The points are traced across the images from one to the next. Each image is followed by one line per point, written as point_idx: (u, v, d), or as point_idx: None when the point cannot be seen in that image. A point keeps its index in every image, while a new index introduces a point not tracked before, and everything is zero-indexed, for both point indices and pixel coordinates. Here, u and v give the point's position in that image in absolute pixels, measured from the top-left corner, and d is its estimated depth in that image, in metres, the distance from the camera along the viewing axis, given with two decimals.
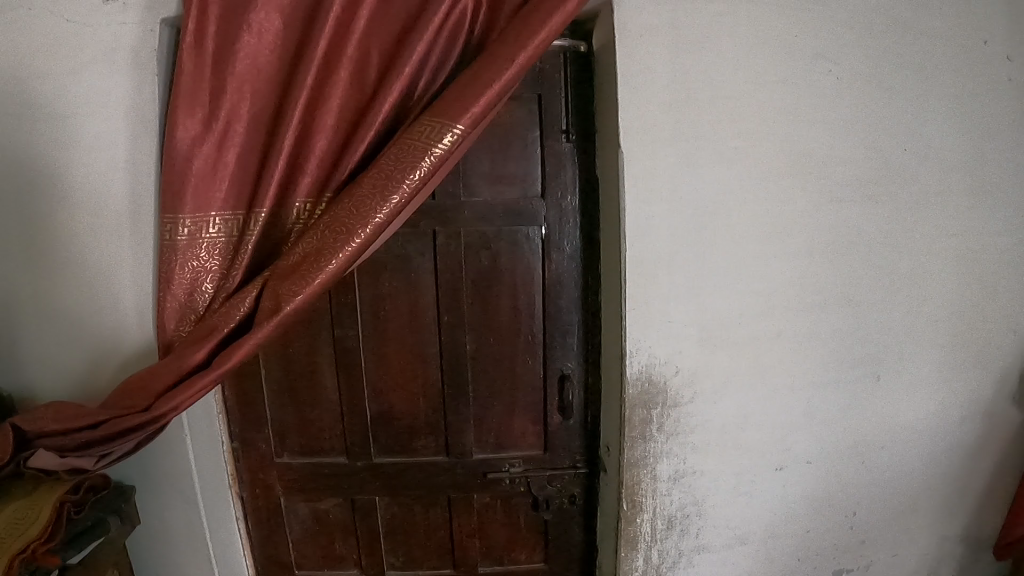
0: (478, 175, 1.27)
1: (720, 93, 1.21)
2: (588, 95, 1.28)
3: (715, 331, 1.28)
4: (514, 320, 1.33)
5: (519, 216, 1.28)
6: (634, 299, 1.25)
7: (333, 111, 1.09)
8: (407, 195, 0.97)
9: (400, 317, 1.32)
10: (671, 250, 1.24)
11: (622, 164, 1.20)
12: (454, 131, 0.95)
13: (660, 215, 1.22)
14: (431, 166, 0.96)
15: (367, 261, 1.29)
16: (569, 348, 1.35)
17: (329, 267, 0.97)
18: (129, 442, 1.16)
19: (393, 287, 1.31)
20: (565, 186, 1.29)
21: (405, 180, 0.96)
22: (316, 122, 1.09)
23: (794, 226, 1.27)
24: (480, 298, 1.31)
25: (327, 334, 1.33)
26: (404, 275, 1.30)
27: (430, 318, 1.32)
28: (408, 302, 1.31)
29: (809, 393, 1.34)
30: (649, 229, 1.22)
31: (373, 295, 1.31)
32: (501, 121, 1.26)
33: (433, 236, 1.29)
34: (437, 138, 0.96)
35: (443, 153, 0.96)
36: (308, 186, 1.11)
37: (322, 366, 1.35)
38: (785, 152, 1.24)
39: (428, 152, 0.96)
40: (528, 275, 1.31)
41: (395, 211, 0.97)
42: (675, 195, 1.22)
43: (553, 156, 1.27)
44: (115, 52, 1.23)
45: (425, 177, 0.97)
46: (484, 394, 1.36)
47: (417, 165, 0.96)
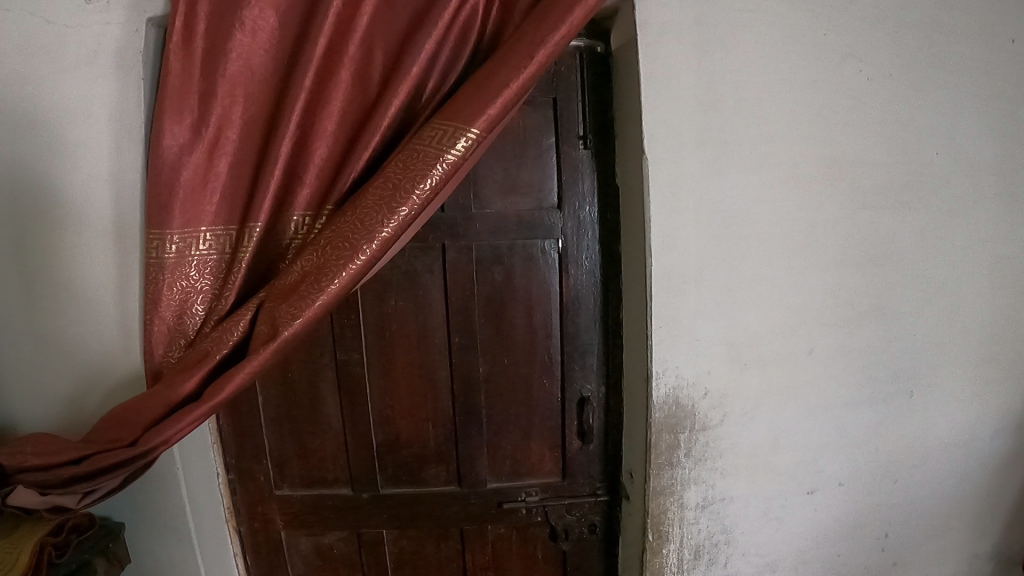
0: (490, 184, 1.18)
1: (747, 95, 1.12)
2: (606, 98, 1.18)
3: (743, 349, 1.19)
4: (530, 340, 1.23)
5: (535, 229, 1.19)
6: (660, 317, 1.15)
7: (333, 117, 1.00)
8: (418, 207, 0.87)
9: (407, 338, 1.22)
10: (698, 262, 1.15)
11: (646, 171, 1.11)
12: (469, 135, 0.86)
13: (685, 225, 1.13)
14: (444, 175, 0.86)
15: (371, 278, 1.19)
16: (590, 370, 1.26)
17: (332, 287, 0.88)
18: (114, 479, 1.07)
19: (399, 305, 1.20)
20: (584, 197, 1.19)
21: (415, 190, 0.86)
22: (317, 128, 1.00)
23: (826, 234, 1.18)
24: (494, 318, 1.22)
25: (329, 358, 1.24)
26: (412, 293, 1.20)
27: (441, 340, 1.22)
28: (416, 322, 1.21)
29: (843, 411, 1.25)
30: (675, 240, 1.13)
31: (379, 315, 1.21)
32: (515, 127, 1.17)
33: (442, 250, 1.19)
34: (450, 142, 0.86)
35: (457, 160, 0.86)
36: (307, 197, 1.02)
37: (324, 391, 1.26)
38: (818, 155, 1.16)
39: (440, 159, 0.86)
40: (544, 292, 1.22)
41: (404, 224, 0.87)
42: (701, 205, 1.13)
43: (570, 164, 1.18)
44: (100, 54, 1.15)
45: (436, 189, 0.87)
46: (499, 420, 1.26)
47: (428, 174, 0.86)
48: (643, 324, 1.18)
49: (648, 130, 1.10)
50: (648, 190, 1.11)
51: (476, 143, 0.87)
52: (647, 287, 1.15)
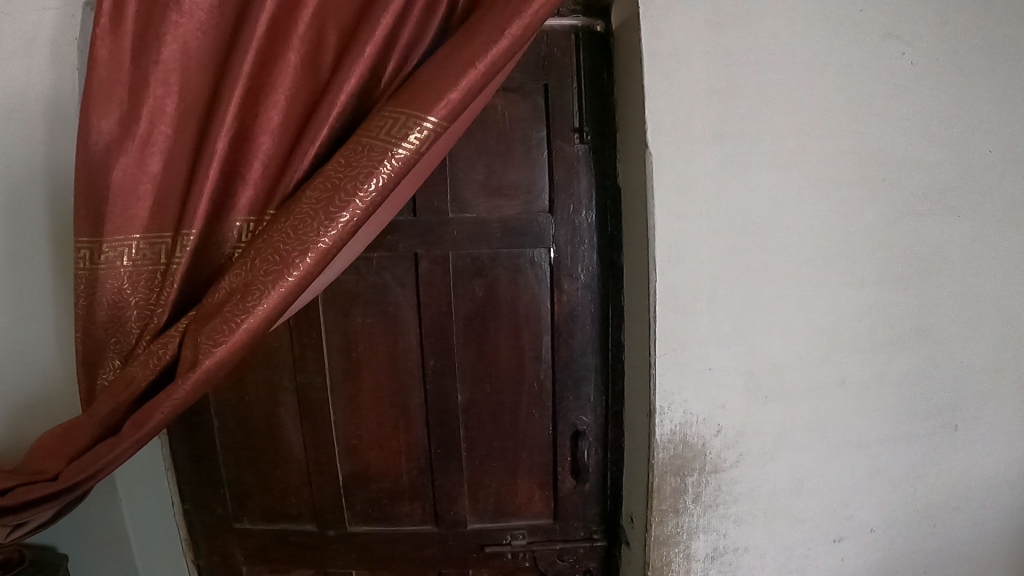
0: (471, 185, 1.01)
1: (769, 81, 0.95)
2: (606, 85, 1.01)
3: (760, 379, 1.02)
4: (516, 366, 1.06)
5: (522, 236, 1.02)
6: (667, 342, 0.97)
7: (278, 107, 0.86)
8: (364, 213, 0.72)
9: (376, 361, 1.06)
10: (711, 276, 0.97)
11: (649, 169, 0.94)
12: (425, 124, 0.70)
13: (697, 234, 0.95)
14: (395, 173, 0.71)
15: (333, 291, 1.04)
16: (588, 401, 1.08)
17: (259, 307, 0.72)
18: (44, 512, 0.91)
19: (366, 322, 1.05)
20: (581, 201, 1.02)
21: (360, 191, 0.71)
22: (260, 121, 0.85)
23: (862, 245, 1.01)
24: (475, 338, 1.05)
25: (289, 381, 1.09)
26: (380, 309, 1.04)
27: (414, 363, 1.06)
28: (386, 342, 1.05)
29: (877, 449, 1.08)
30: (685, 251, 0.95)
31: (344, 334, 1.05)
32: (499, 118, 1.00)
33: (415, 259, 1.02)
34: (402, 134, 0.70)
35: (411, 155, 0.71)
36: (247, 200, 0.87)
37: (283, 416, 1.11)
38: (853, 155, 0.99)
39: (389, 154, 0.71)
40: (533, 310, 1.04)
41: (347, 233, 0.72)
42: (716, 210, 0.96)
43: (564, 162, 1.01)
44: (32, 43, 1.01)
45: (385, 191, 0.72)
46: (481, 453, 1.10)
47: (375, 173, 0.70)
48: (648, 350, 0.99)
49: (652, 121, 0.93)
50: (652, 193, 0.94)
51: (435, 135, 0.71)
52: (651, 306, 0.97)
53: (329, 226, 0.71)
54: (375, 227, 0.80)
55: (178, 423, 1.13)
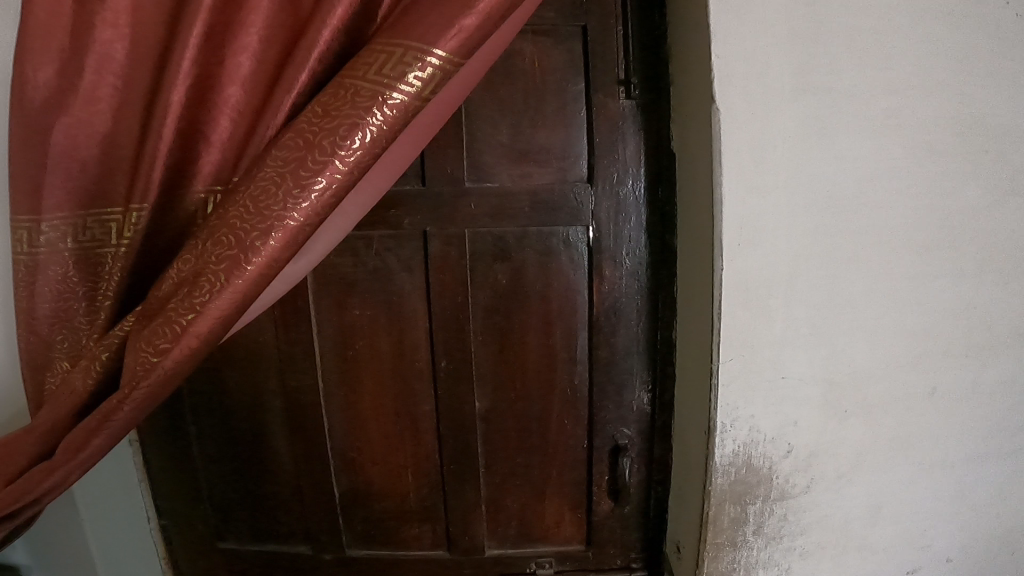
0: (492, 148, 0.79)
1: (860, 25, 0.74)
2: (660, 28, 0.78)
3: (838, 391, 0.83)
4: (546, 371, 0.86)
5: (555, 212, 0.80)
6: (733, 347, 0.78)
7: (249, 52, 0.68)
8: (346, 178, 0.53)
9: (377, 364, 0.85)
10: (786, 266, 0.76)
11: (715, 133, 0.72)
12: (428, 60, 0.52)
13: (770, 214, 0.74)
14: (388, 126, 0.53)
15: (326, 278, 0.82)
16: (636, 396, 0.88)
17: (210, 305, 0.54)
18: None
19: (366, 317, 0.83)
20: (629, 172, 0.80)
21: (340, 149, 0.52)
22: (226, 69, 0.68)
23: (960, 230, 0.81)
24: (497, 336, 0.84)
25: (276, 382, 0.91)
26: (383, 299, 0.82)
27: (423, 364, 0.84)
28: (390, 341, 0.84)
29: (963, 469, 0.88)
30: (758, 233, 0.75)
31: (338, 329, 0.84)
32: (527, 67, 0.78)
33: (424, 238, 0.80)
34: (398, 72, 0.52)
35: (411, 101, 0.53)
36: (208, 169, 0.69)
37: (271, 425, 0.93)
38: (952, 119, 0.78)
39: (380, 98, 0.52)
40: (567, 304, 0.83)
41: (324, 206, 0.54)
42: (796, 185, 0.74)
43: (608, 122, 0.79)
44: None
45: (375, 149, 0.53)
46: (502, 472, 0.91)
47: (362, 124, 0.52)
48: (700, 355, 0.80)
49: (719, 71, 0.71)
50: (717, 162, 0.72)
51: (442, 75, 0.53)
52: (714, 302, 0.75)
53: (299, 195, 0.53)
54: (366, 199, 0.62)
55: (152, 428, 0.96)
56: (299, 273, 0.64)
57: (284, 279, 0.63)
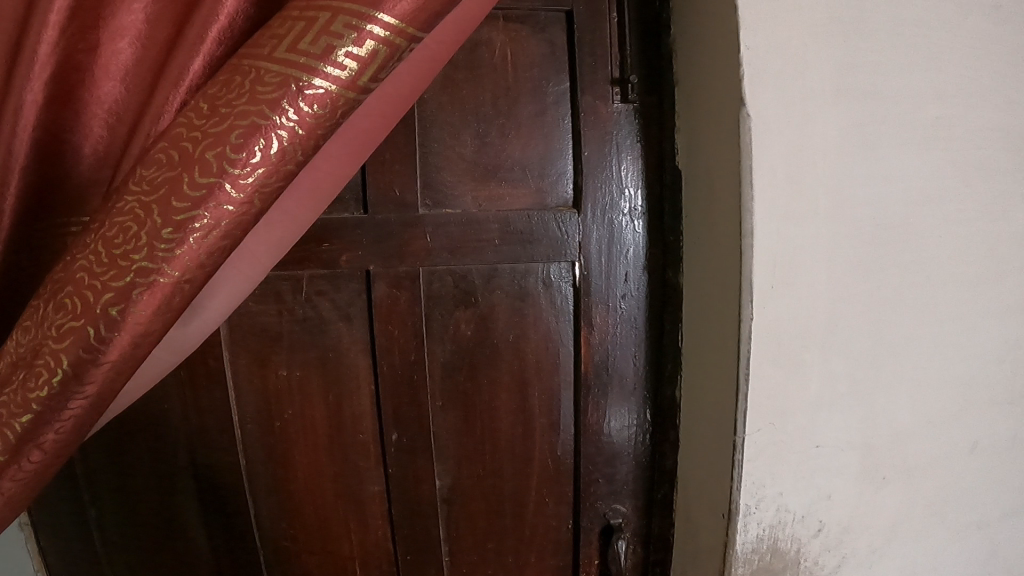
0: (453, 164, 0.63)
1: (905, 15, 0.57)
2: (662, 18, 0.62)
3: (874, 458, 0.65)
4: (522, 441, 0.67)
5: (532, 243, 0.63)
6: (766, 413, 0.59)
7: (131, 37, 0.43)
8: (244, 210, 0.36)
9: (311, 435, 0.67)
10: (822, 310, 0.59)
11: (750, 146, 0.54)
12: (370, 29, 0.35)
13: (806, 246, 0.57)
14: (306, 129, 0.36)
15: (243, 330, 0.64)
16: (618, 425, 0.68)
17: (56, 403, 0.37)
18: None
19: (295, 376, 0.65)
20: (623, 194, 0.64)
21: (232, 166, 0.35)
22: (99, 61, 0.43)
23: (1014, 261, 0.66)
24: (460, 400, 0.65)
25: (181, 469, 0.68)
26: (317, 354, 0.65)
27: (369, 438, 0.67)
28: (326, 408, 0.66)
29: (1005, 531, 0.74)
30: (795, 269, 0.57)
31: (262, 396, 0.66)
32: (495, 63, 0.62)
33: (365, 275, 0.63)
34: (322, 46, 0.35)
35: (341, 91, 0.36)
36: (77, 215, 0.44)
37: (175, 518, 0.70)
38: (1012, 129, 0.63)
39: (293, 87, 0.35)
40: (547, 357, 0.66)
41: (212, 255, 0.37)
42: (834, 211, 0.57)
43: (598, 132, 0.63)
44: None
45: (286, 165, 0.36)
46: (471, 565, 0.71)
47: (266, 124, 0.35)
48: (714, 428, 0.62)
49: (750, 69, 0.54)
50: (749, 182, 0.54)
51: (388, 53, 0.36)
52: (741, 362, 0.58)
53: (172, 240, 0.36)
54: (280, 233, 0.45)
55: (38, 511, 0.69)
56: (194, 331, 0.47)
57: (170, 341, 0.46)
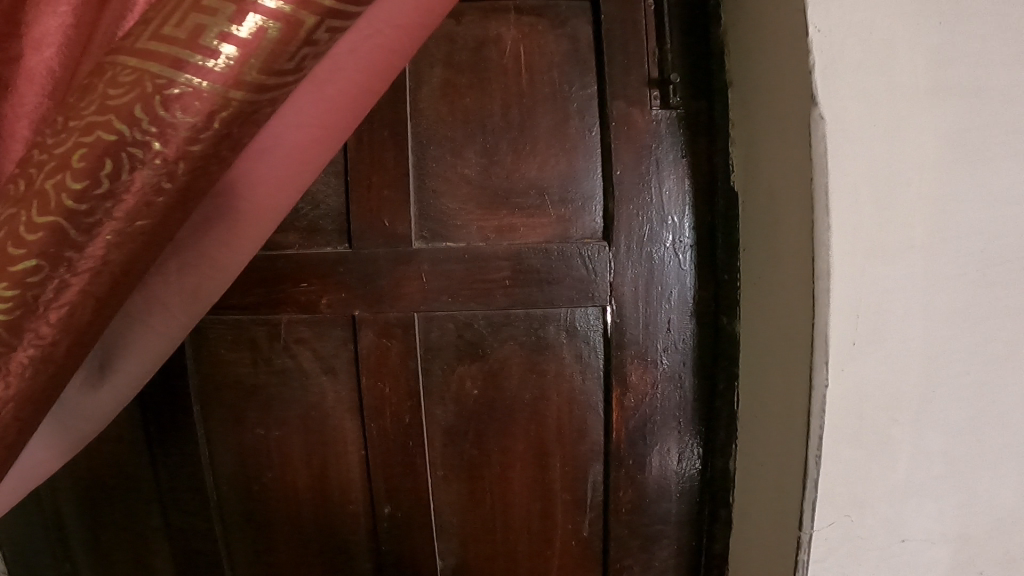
0: (454, 188, 0.52)
1: None
2: (709, 6, 0.50)
3: (981, 564, 0.41)
4: (539, 517, 0.55)
5: (552, 284, 0.52)
6: (836, 500, 0.39)
7: (57, 42, 0.31)
8: (105, 266, 0.28)
9: (293, 505, 0.56)
10: (919, 377, 0.38)
11: (826, 160, 0.36)
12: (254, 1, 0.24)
13: (900, 294, 0.37)
14: (170, 146, 0.26)
15: (213, 383, 0.54)
16: (681, 458, 0.54)
17: None
18: None
19: (273, 436, 0.55)
20: (666, 225, 0.51)
21: (76, 203, 0.26)
22: (17, 72, 0.31)
23: None
24: (466, 465, 0.54)
25: (154, 542, 0.58)
26: (297, 411, 0.54)
27: (359, 510, 0.55)
28: (310, 475, 0.55)
29: None
30: (880, 323, 0.37)
31: (237, 457, 0.55)
32: (505, 65, 0.52)
33: (350, 320, 0.53)
34: (190, 28, 0.24)
35: (217, 90, 0.25)
36: None
37: None
38: None
39: (148, 89, 0.25)
40: (571, 418, 0.54)
41: (76, 318, 0.29)
42: (947, 248, 0.37)
43: (633, 149, 0.51)
44: None
45: (142, 197, 0.27)
46: None
47: (117, 141, 0.25)
48: (767, 516, 0.45)
49: (822, 57, 0.36)
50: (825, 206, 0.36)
51: (287, 40, 0.25)
52: (811, 442, 0.39)
53: (11, 303, 0.27)
54: (198, 281, 0.35)
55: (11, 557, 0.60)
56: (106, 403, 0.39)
57: (74, 409, 0.38)
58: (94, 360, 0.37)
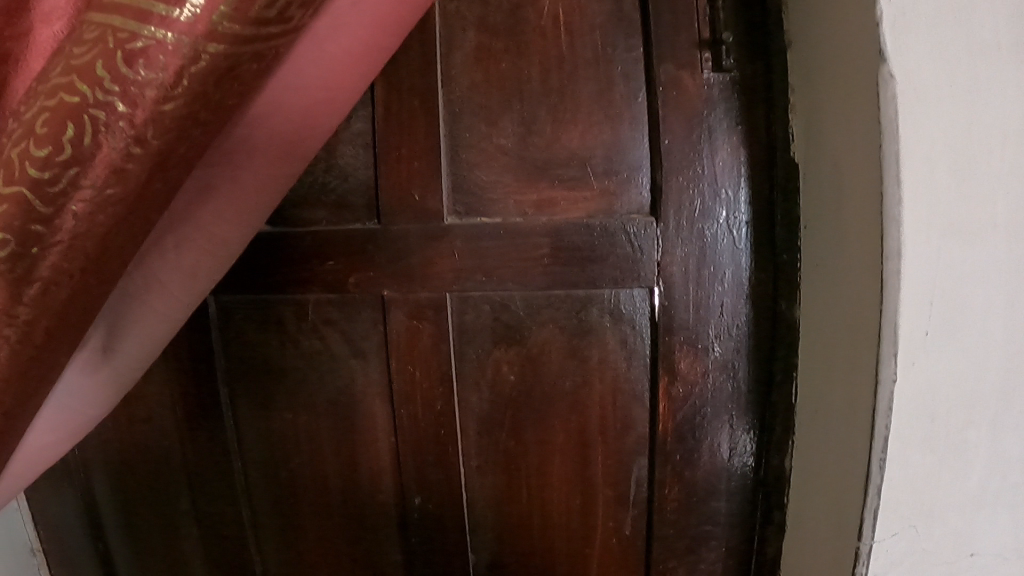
0: (490, 160, 0.49)
1: None
2: None
3: None
4: (579, 513, 0.52)
5: (594, 263, 0.48)
6: (899, 507, 0.34)
7: (63, 15, 0.26)
8: (76, 241, 0.26)
9: (321, 495, 0.53)
10: (1001, 373, 0.32)
11: (898, 124, 0.31)
12: None
13: (981, 277, 0.31)
14: (138, 108, 0.23)
15: (239, 365, 0.52)
16: (734, 453, 0.49)
17: None
18: None
19: (301, 423, 0.52)
20: (719, 199, 0.47)
21: (42, 172, 0.24)
22: (27, 45, 0.27)
23: None
24: (502, 456, 0.51)
25: (179, 533, 0.55)
26: (325, 396, 0.52)
27: (390, 500, 0.53)
28: (338, 463, 0.53)
29: None
30: (958, 310, 0.32)
31: (265, 442, 0.53)
32: (544, 27, 0.48)
33: (380, 301, 0.50)
34: None
35: (183, 41, 0.22)
36: None
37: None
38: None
39: (111, 43, 0.22)
40: (614, 408, 0.50)
41: (57, 294, 0.26)
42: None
43: (685, 117, 0.47)
44: None
45: (108, 164, 0.24)
46: None
47: (79, 103, 0.23)
48: (827, 513, 0.40)
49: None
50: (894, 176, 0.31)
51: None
52: (876, 445, 0.34)
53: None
54: (197, 257, 0.33)
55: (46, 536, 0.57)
56: (114, 385, 0.35)
57: (79, 393, 0.35)
58: (94, 344, 0.34)
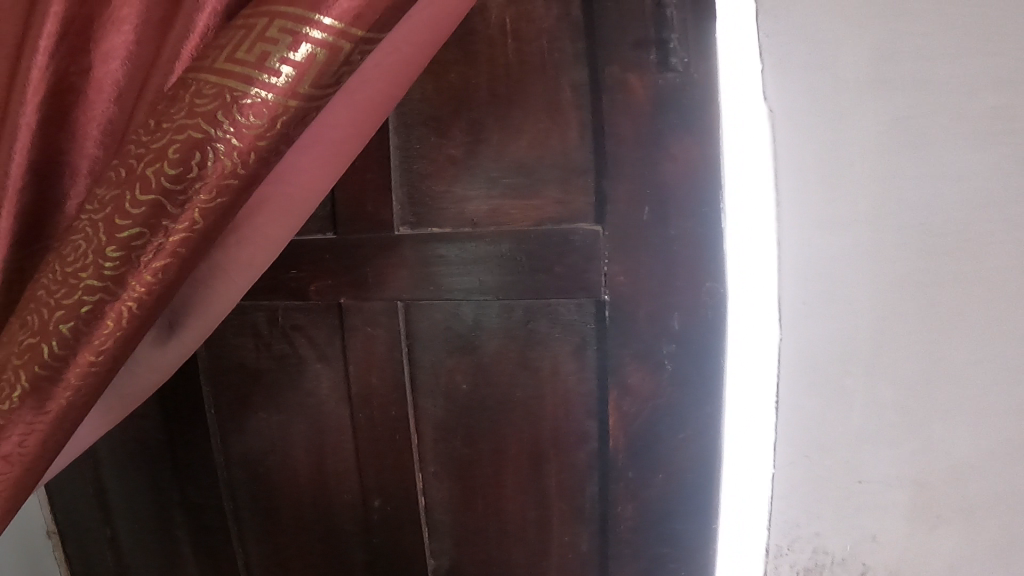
0: (440, 170, 0.49)
1: None
2: None
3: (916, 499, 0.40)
4: (531, 523, 0.51)
5: (540, 271, 0.47)
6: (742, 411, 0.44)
7: (122, 56, 0.35)
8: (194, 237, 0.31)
9: (295, 490, 0.56)
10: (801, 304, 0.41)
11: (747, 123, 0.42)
12: (313, 31, 0.28)
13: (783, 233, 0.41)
14: (246, 141, 0.29)
15: (220, 365, 0.55)
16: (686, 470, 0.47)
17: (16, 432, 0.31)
18: None
19: (276, 420, 0.55)
20: (666, 204, 0.45)
21: (175, 181, 0.29)
22: (89, 86, 0.35)
23: None
24: (458, 462, 0.51)
25: (172, 520, 0.60)
26: (296, 396, 0.54)
27: (355, 501, 0.54)
28: (310, 460, 0.55)
29: None
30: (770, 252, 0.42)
31: (246, 437, 0.56)
32: (493, 36, 0.47)
33: (340, 306, 0.51)
34: (257, 54, 0.28)
35: (280, 100, 0.29)
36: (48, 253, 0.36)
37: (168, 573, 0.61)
38: None
39: (231, 100, 0.28)
40: (565, 419, 0.49)
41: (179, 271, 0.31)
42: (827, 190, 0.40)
43: (631, 122, 0.45)
44: None
45: (224, 180, 0.30)
46: None
47: (204, 138, 0.29)
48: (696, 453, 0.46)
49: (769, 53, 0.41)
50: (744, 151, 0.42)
51: (331, 59, 0.29)
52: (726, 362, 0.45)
53: (119, 260, 0.30)
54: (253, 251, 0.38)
55: (63, 515, 0.62)
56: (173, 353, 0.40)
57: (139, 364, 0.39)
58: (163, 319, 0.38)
